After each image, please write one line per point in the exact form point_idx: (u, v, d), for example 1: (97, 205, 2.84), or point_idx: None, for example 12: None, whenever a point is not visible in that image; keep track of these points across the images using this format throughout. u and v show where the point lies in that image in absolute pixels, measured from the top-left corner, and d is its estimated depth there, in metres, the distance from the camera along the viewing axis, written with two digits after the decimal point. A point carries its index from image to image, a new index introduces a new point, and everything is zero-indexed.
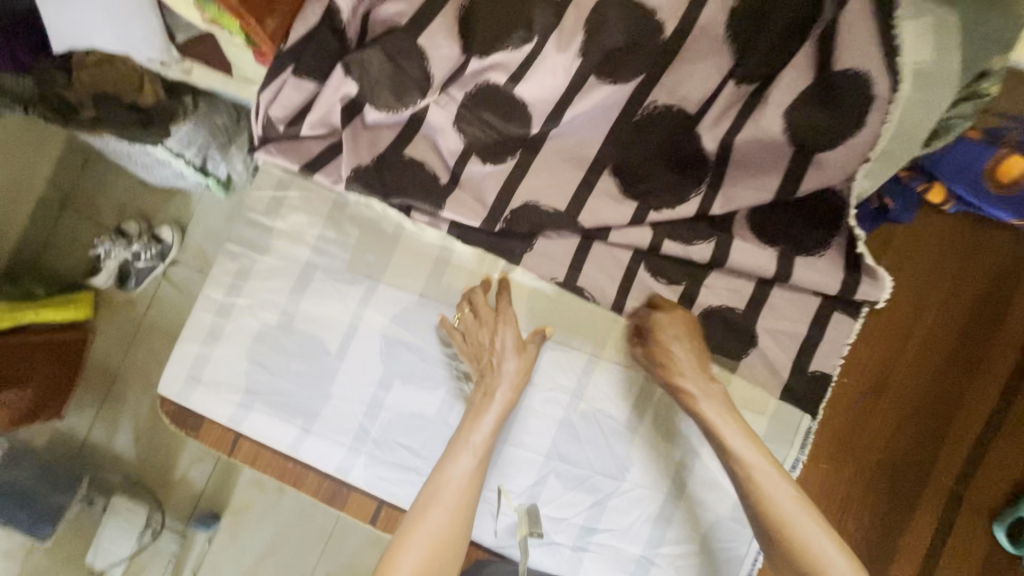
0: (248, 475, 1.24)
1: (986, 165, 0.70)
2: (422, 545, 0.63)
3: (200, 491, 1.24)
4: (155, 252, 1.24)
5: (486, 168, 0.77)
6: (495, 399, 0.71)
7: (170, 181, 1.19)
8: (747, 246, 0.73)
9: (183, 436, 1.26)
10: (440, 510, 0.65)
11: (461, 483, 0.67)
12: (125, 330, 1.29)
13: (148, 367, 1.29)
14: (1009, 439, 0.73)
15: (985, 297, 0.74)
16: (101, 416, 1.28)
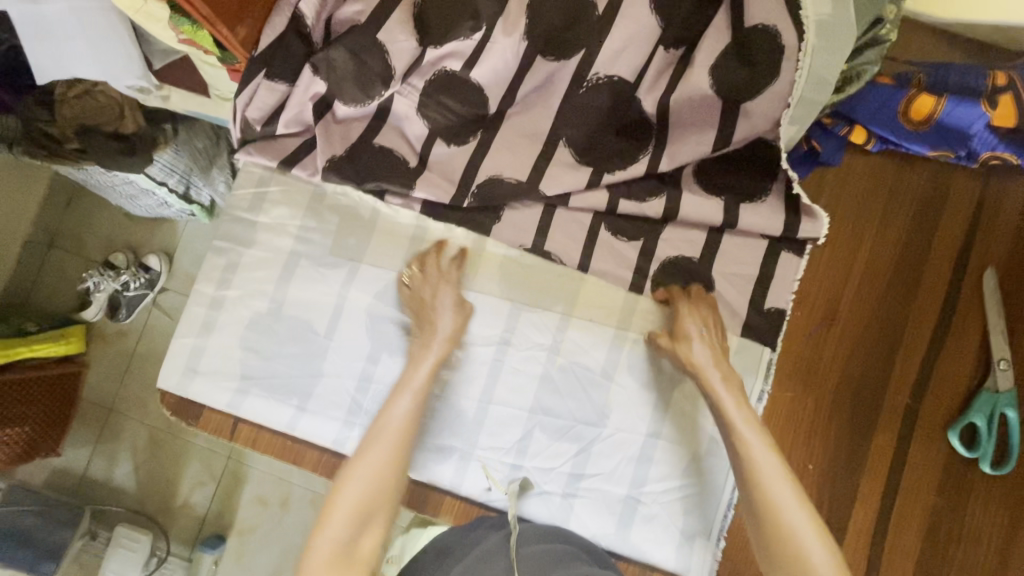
0: (250, 496, 1.32)
1: (898, 106, 0.78)
2: (363, 478, 0.68)
3: (202, 515, 1.31)
4: (144, 281, 1.33)
5: (451, 148, 0.83)
6: (433, 348, 0.77)
7: (153, 210, 1.28)
8: (695, 197, 0.80)
9: (181, 461, 1.33)
10: (379, 448, 0.70)
11: (401, 420, 0.72)
12: (118, 363, 1.37)
13: (142, 395, 1.37)
14: (953, 352, 0.79)
15: (914, 226, 0.81)
16: (99, 449, 1.36)
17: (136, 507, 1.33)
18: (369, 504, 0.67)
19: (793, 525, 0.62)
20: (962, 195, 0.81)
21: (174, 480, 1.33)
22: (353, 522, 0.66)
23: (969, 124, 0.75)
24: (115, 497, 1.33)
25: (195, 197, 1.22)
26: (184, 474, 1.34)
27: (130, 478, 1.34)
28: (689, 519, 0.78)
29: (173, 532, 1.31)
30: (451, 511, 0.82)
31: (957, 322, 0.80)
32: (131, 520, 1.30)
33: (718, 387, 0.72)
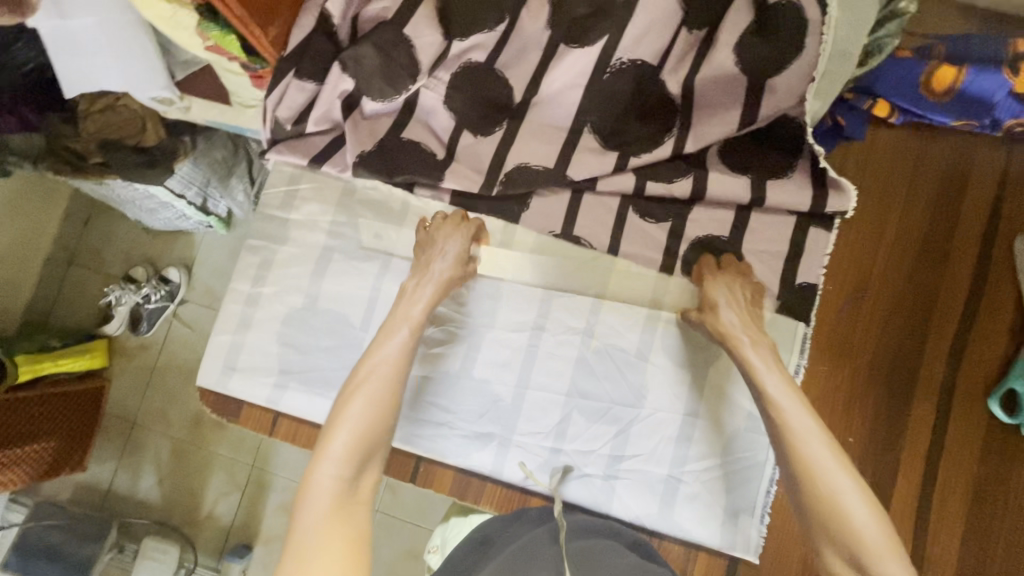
0: (276, 504, 1.32)
1: (920, 76, 0.78)
2: (354, 419, 0.68)
3: (229, 525, 1.31)
4: (164, 293, 1.35)
5: (478, 140, 0.85)
6: (426, 288, 0.77)
7: (172, 223, 1.31)
8: (722, 177, 0.81)
9: (207, 472, 1.35)
10: (369, 390, 0.70)
11: (391, 360, 0.72)
12: (140, 376, 1.38)
13: (165, 408, 1.38)
14: (987, 318, 0.79)
15: (941, 195, 0.82)
16: (124, 463, 1.36)
17: (161, 519, 1.33)
18: (366, 442, 0.67)
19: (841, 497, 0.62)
20: (988, 163, 0.82)
21: (200, 492, 1.34)
22: (350, 461, 0.66)
23: (994, 92, 0.76)
24: (141, 510, 1.34)
25: (212, 209, 1.24)
26: (209, 485, 1.34)
27: (155, 491, 1.35)
28: (732, 496, 0.78)
29: (200, 543, 1.32)
30: (492, 498, 0.82)
31: (990, 289, 0.80)
32: (159, 532, 1.30)
33: (755, 358, 0.72)
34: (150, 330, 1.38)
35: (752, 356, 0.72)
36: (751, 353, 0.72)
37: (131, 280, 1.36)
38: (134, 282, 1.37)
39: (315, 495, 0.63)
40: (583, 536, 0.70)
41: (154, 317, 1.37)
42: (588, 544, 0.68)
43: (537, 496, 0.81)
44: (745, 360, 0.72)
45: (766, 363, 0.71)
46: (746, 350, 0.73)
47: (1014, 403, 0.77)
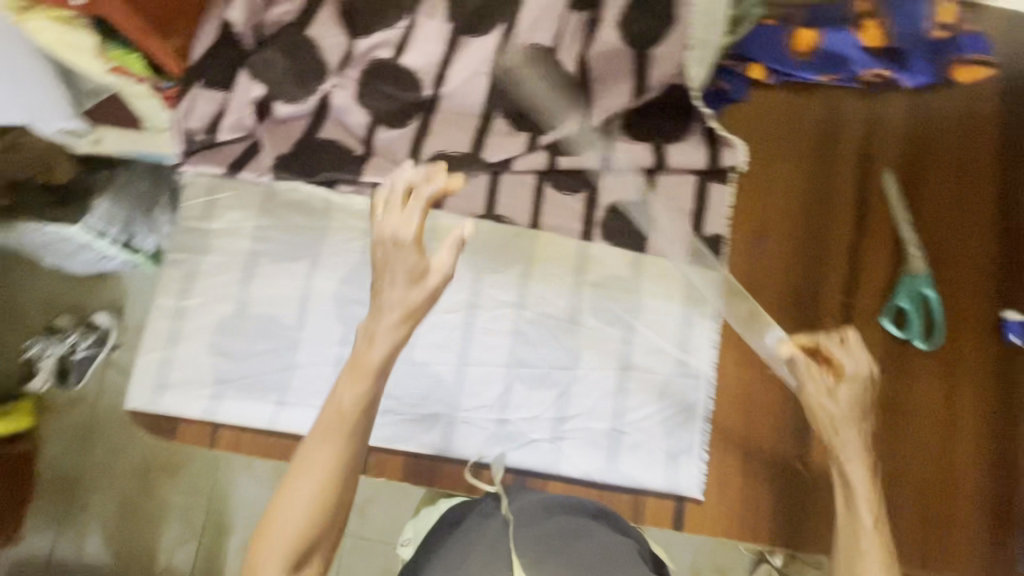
0: (237, 542, 1.28)
1: (787, 41, 0.88)
2: (284, 532, 0.55)
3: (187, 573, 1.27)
4: (94, 338, 1.29)
5: (394, 132, 0.87)
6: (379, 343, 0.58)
7: (96, 265, 1.26)
8: (626, 145, 0.88)
9: (160, 520, 1.30)
10: (303, 486, 0.56)
11: (333, 456, 0.57)
12: (76, 431, 1.33)
13: (106, 462, 1.33)
14: (873, 248, 0.88)
15: (819, 143, 0.90)
16: (65, 526, 1.30)
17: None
18: (317, 531, 0.56)
19: (862, 544, 0.66)
20: (855, 110, 0.91)
21: (154, 544, 1.29)
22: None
23: (848, 48, 0.88)
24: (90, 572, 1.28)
25: (139, 246, 1.20)
26: (163, 534, 1.30)
27: (104, 551, 1.29)
28: (672, 439, 0.83)
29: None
30: (446, 479, 0.82)
31: (871, 221, 0.89)
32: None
33: (845, 448, 0.71)
34: (81, 381, 1.31)
35: (842, 444, 0.71)
36: (847, 430, 0.71)
37: (54, 330, 1.30)
38: (59, 331, 1.31)
39: None
40: (550, 513, 0.72)
41: (85, 365, 1.29)
42: (554, 524, 0.69)
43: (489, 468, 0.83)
44: (840, 445, 0.71)
45: (858, 445, 0.71)
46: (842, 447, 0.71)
47: (903, 319, 0.86)
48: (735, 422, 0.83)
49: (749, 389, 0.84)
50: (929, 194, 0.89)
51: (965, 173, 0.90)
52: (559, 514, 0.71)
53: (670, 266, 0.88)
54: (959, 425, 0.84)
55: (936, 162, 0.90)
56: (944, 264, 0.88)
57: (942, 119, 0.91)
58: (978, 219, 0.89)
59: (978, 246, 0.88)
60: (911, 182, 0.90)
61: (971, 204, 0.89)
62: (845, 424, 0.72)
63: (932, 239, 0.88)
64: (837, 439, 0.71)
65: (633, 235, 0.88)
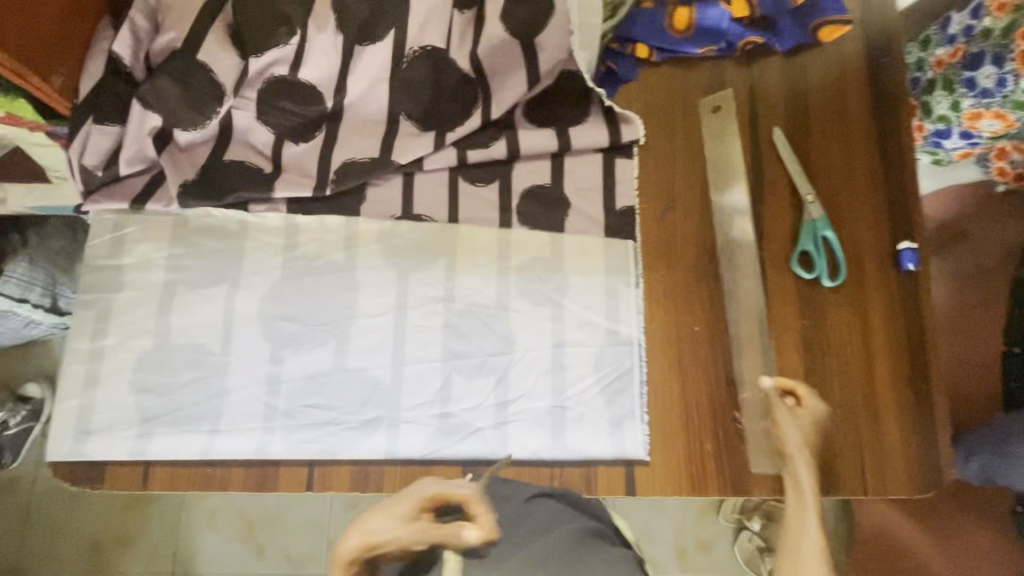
0: None
1: (664, 21, 0.95)
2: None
3: None
4: (27, 413, 1.20)
5: (301, 146, 0.88)
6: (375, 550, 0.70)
7: (17, 333, 1.18)
8: (530, 132, 0.91)
9: None
10: None
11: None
12: (18, 514, 1.26)
13: (54, 541, 1.26)
14: (773, 200, 0.93)
15: (710, 111, 0.96)
16: None
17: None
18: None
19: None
20: (736, 77, 0.98)
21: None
22: None
23: (721, 21, 0.95)
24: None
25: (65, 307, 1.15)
26: None
27: None
28: (613, 407, 0.85)
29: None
30: (395, 481, 0.81)
31: (767, 176, 0.94)
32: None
33: (799, 461, 0.81)
34: (15, 461, 1.21)
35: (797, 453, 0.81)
36: (795, 434, 0.81)
37: None
38: None
39: None
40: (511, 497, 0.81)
41: (18, 444, 1.19)
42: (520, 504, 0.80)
43: (438, 463, 0.82)
44: (790, 455, 0.81)
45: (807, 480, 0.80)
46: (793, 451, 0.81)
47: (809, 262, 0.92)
48: (668, 380, 0.87)
49: (676, 347, 0.88)
50: (815, 145, 0.96)
51: (844, 122, 0.97)
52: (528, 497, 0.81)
53: (589, 241, 0.90)
54: (876, 352, 0.89)
55: (816, 114, 0.97)
56: (839, 206, 0.94)
57: (815, 76, 0.98)
58: (861, 161, 0.96)
59: (866, 186, 0.95)
60: (797, 136, 0.96)
61: (853, 149, 0.96)
62: (801, 459, 0.81)
63: (825, 184, 0.95)
64: (782, 436, 0.82)
65: (550, 217, 0.91)
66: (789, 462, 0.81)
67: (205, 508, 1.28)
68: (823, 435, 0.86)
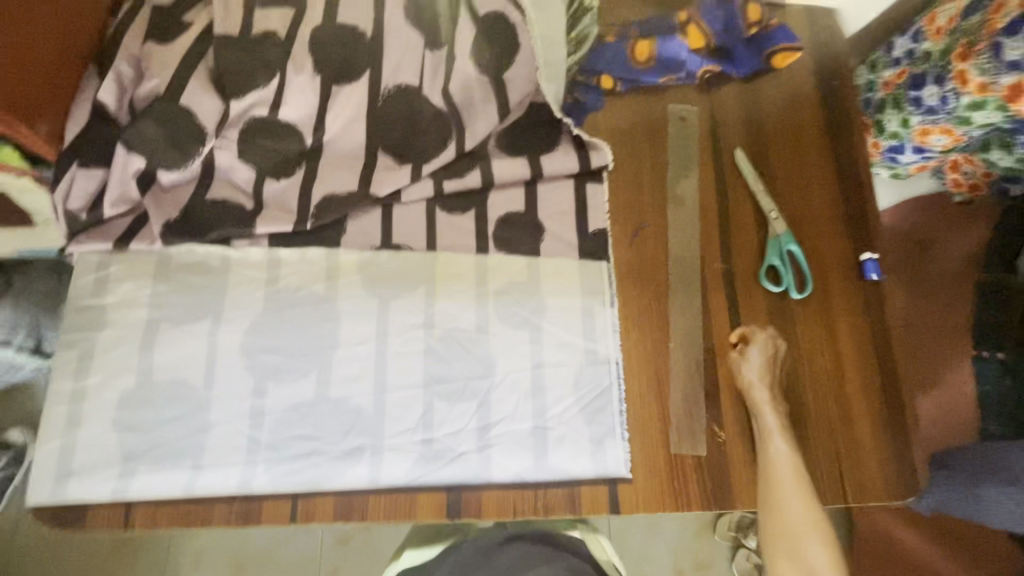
0: None
1: (627, 52, 1.00)
2: None
3: None
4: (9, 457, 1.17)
5: (282, 183, 0.91)
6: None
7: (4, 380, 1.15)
8: (503, 162, 0.95)
9: None
10: None
11: None
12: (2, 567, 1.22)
13: None
14: (738, 216, 0.98)
15: (675, 136, 1.01)
16: None
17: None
18: None
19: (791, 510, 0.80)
20: (697, 104, 1.03)
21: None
22: None
23: (681, 51, 1.00)
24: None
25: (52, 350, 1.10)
26: None
27: None
28: (593, 425, 0.86)
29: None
30: (379, 509, 0.81)
31: (732, 195, 0.99)
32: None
33: (766, 410, 0.86)
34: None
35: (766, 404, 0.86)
36: (761, 388, 0.86)
37: None
38: None
39: None
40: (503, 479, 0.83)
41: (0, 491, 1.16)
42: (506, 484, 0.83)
43: (422, 490, 0.82)
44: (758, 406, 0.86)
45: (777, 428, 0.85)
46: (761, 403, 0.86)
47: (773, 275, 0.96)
48: (647, 396, 0.89)
49: (653, 363, 0.90)
50: (775, 164, 1.01)
51: (800, 143, 1.03)
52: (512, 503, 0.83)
53: (564, 264, 0.93)
54: (845, 361, 0.92)
55: (774, 136, 1.03)
56: (802, 222, 0.98)
57: (770, 100, 1.04)
58: (818, 179, 1.01)
59: (825, 202, 1.00)
60: (758, 156, 1.01)
61: (810, 168, 1.02)
62: (767, 407, 0.86)
63: (787, 201, 0.99)
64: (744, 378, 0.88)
65: (526, 242, 0.94)
66: (754, 405, 0.86)
67: (194, 551, 1.24)
68: (801, 444, 0.87)
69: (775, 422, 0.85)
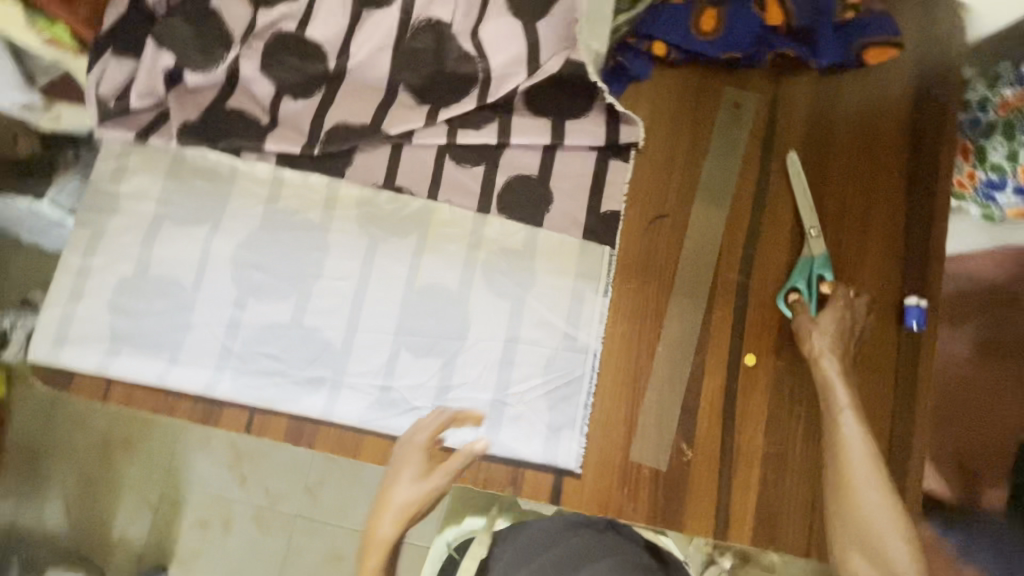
0: (190, 521, 1.34)
1: (689, 20, 0.88)
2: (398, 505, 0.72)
3: (141, 547, 1.33)
4: None
5: (298, 103, 0.89)
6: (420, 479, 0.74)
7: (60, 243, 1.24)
8: (524, 120, 0.88)
9: (116, 496, 1.35)
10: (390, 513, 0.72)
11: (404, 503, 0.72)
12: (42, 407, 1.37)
13: (67, 438, 1.36)
14: (772, 223, 0.88)
15: (722, 125, 0.90)
16: (26, 497, 1.35)
17: (70, 547, 1.34)
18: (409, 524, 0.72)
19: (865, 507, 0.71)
20: (758, 92, 0.91)
21: (109, 517, 1.35)
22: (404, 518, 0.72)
23: (753, 28, 0.87)
24: (44, 539, 1.34)
25: None
26: (119, 509, 1.35)
27: (61, 519, 1.35)
28: (554, 413, 0.83)
29: (111, 570, 1.33)
30: (326, 441, 0.83)
31: (772, 202, 0.88)
32: (66, 561, 1.31)
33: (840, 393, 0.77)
34: None
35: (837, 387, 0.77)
36: (832, 368, 0.78)
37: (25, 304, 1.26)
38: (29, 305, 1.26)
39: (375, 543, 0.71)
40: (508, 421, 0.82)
41: None
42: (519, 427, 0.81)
43: (371, 434, 0.83)
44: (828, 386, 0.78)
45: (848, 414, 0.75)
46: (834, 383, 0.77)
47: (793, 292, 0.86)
48: (619, 397, 0.84)
49: (634, 365, 0.84)
50: (835, 177, 0.88)
51: (872, 156, 0.89)
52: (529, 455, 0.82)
53: (565, 241, 0.87)
54: (862, 392, 0.82)
55: (842, 145, 0.89)
56: (849, 247, 0.86)
57: (849, 99, 0.90)
58: (883, 202, 0.87)
59: (883, 230, 0.87)
60: (815, 164, 0.89)
61: (877, 188, 0.88)
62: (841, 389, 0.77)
63: (837, 221, 0.87)
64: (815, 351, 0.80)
65: (529, 210, 0.88)
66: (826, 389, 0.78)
67: (199, 438, 1.36)
68: (778, 476, 0.81)
69: (848, 407, 0.76)
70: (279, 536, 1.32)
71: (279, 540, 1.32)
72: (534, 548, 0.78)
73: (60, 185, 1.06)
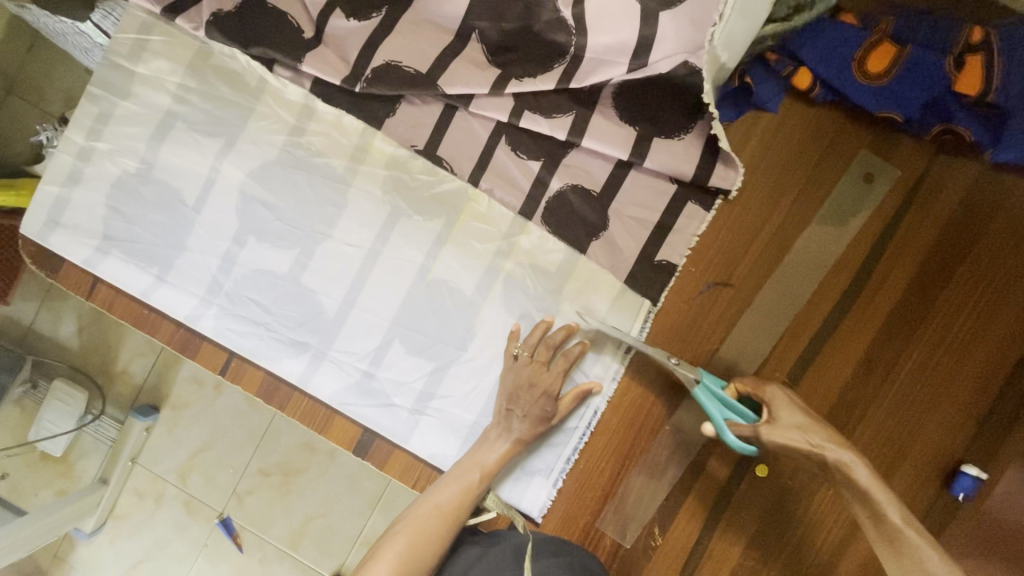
0: (190, 373, 1.17)
1: (856, 50, 0.67)
2: (432, 503, 0.69)
3: (140, 385, 1.16)
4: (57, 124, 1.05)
5: (351, 24, 0.74)
6: (510, 438, 0.73)
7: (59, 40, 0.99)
8: (605, 123, 0.73)
9: (125, 328, 1.16)
10: (433, 505, 0.69)
11: (474, 471, 0.72)
12: None
13: None
14: (850, 330, 0.73)
15: (840, 195, 0.73)
16: (45, 308, 1.17)
17: (76, 367, 1.17)
18: (446, 524, 0.68)
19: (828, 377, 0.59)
20: (902, 169, 0.72)
21: (114, 346, 1.17)
22: (453, 511, 0.69)
23: (929, 86, 0.66)
24: (55, 354, 1.17)
25: None
26: (125, 343, 1.17)
27: (73, 338, 1.17)
28: (532, 457, 0.77)
29: (110, 396, 1.17)
30: (298, 409, 0.79)
31: (860, 308, 0.73)
32: (70, 378, 1.16)
33: (781, 410, 0.61)
34: None
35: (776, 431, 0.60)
36: (787, 411, 0.61)
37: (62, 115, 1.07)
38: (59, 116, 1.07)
39: (425, 513, 0.68)
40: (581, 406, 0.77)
41: None
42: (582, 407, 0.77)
43: (340, 416, 0.79)
44: (769, 400, 0.63)
45: (799, 427, 0.59)
46: (777, 407, 0.62)
47: (849, 410, 0.73)
48: (605, 460, 0.77)
49: (632, 435, 0.77)
50: (947, 300, 0.72)
51: (1005, 290, 0.71)
52: (578, 436, 0.77)
53: (605, 278, 0.76)
54: None
55: (974, 265, 0.71)
56: (926, 385, 0.72)
57: (1008, 209, 0.71)
58: (990, 344, 0.71)
59: (975, 376, 0.72)
60: (929, 273, 0.72)
61: (991, 327, 0.71)
62: (783, 410, 0.61)
63: (926, 351, 0.72)
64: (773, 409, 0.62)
65: (576, 231, 0.75)
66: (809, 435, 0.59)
67: None
68: None
69: (789, 413, 0.61)
70: (262, 413, 1.15)
71: (257, 417, 1.16)
72: (543, 550, 0.68)
73: (104, 9, 0.80)
